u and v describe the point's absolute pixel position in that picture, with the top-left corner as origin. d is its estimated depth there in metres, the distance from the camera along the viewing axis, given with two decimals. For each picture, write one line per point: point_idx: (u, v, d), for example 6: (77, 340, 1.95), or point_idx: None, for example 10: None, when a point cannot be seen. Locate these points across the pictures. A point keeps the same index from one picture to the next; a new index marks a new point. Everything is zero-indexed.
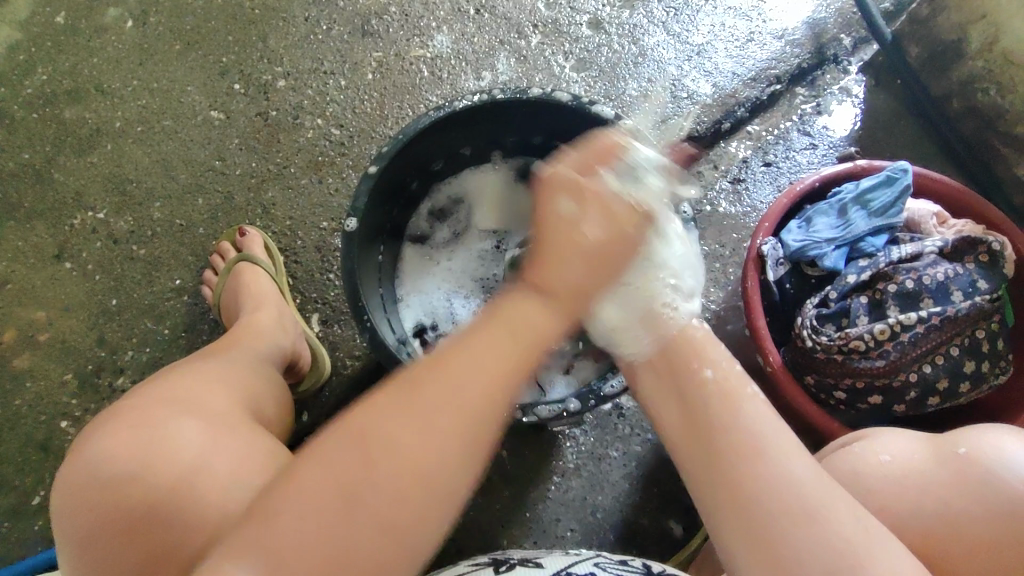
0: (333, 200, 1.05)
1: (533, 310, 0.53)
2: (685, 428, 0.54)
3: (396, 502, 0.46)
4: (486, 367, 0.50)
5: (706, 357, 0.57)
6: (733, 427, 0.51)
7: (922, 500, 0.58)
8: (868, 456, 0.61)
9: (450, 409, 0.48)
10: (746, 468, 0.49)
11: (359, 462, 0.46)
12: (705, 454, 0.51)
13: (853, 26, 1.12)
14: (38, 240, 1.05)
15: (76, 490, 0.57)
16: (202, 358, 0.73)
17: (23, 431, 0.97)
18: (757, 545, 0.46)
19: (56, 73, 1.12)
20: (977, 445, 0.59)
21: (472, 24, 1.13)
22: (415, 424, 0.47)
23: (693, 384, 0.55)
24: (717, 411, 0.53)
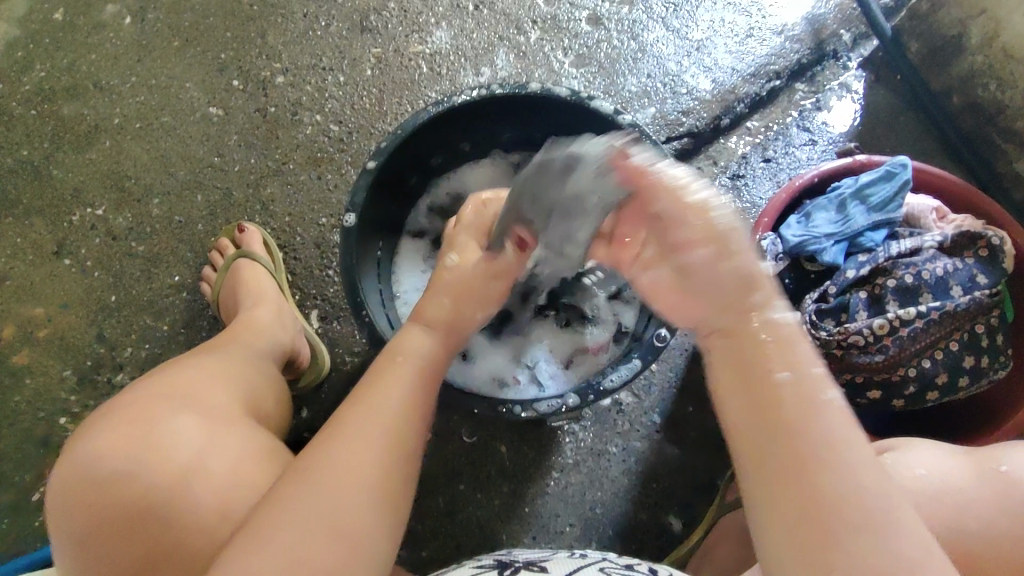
0: (332, 196, 1.05)
1: (422, 342, 0.61)
2: (749, 426, 0.43)
3: (350, 498, 0.48)
4: (399, 389, 0.56)
5: (786, 350, 0.44)
6: (810, 431, 0.42)
7: (961, 518, 0.58)
8: (905, 468, 0.61)
9: (377, 423, 0.52)
10: (816, 479, 0.41)
11: (316, 480, 0.48)
12: (768, 445, 0.43)
13: (853, 22, 1.11)
14: (37, 236, 1.05)
15: (72, 488, 0.57)
16: (200, 355, 0.72)
17: (23, 427, 0.97)
18: (819, 558, 0.39)
19: (55, 69, 1.12)
20: (1017, 462, 0.59)
21: (471, 20, 1.13)
22: (347, 442, 0.50)
23: (768, 379, 0.44)
24: (796, 404, 0.43)
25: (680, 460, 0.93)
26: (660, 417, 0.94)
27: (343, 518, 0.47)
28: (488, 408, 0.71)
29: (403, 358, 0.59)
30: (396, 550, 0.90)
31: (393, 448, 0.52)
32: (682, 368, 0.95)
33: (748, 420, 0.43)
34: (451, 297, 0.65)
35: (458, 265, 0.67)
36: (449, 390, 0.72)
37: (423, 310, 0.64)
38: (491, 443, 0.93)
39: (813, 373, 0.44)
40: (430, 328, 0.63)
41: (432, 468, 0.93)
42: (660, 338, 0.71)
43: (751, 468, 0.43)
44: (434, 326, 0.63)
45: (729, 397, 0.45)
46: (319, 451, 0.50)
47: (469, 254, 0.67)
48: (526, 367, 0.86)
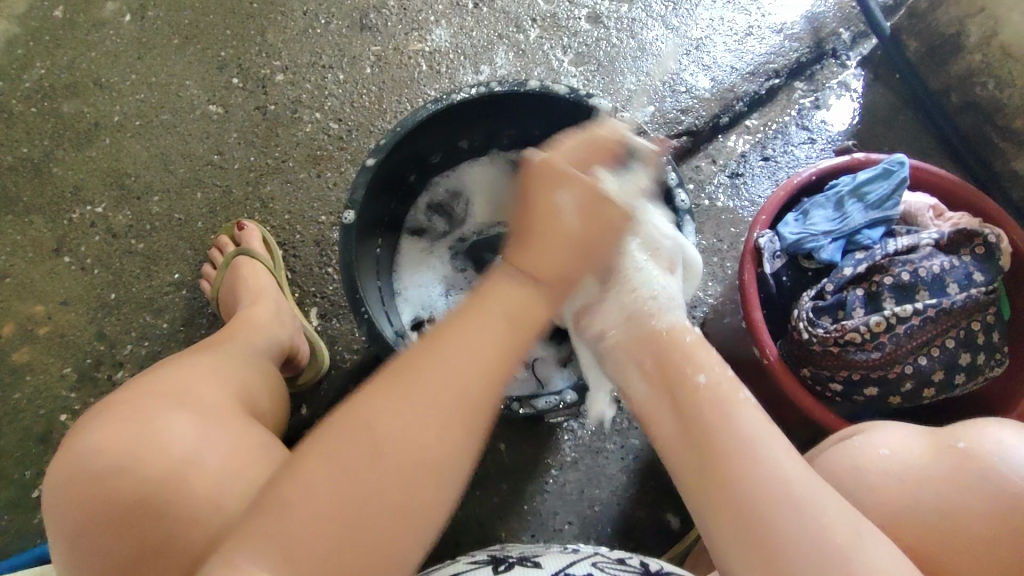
0: (332, 194, 1.05)
1: (511, 288, 0.54)
2: (675, 433, 0.53)
3: (398, 489, 0.46)
4: (461, 357, 0.50)
5: (698, 361, 0.56)
6: (726, 426, 0.50)
7: (920, 495, 0.57)
8: (867, 449, 0.61)
9: (436, 406, 0.48)
10: (732, 463, 0.48)
11: (365, 449, 0.46)
12: (689, 443, 0.51)
13: (852, 21, 1.12)
14: (37, 234, 1.05)
15: (68, 483, 0.57)
16: (200, 351, 0.73)
17: (22, 424, 0.97)
18: (751, 541, 0.46)
19: (55, 67, 1.12)
20: (975, 438, 0.59)
21: (471, 18, 1.13)
22: (411, 424, 0.47)
23: (685, 384, 0.54)
24: (711, 412, 0.52)
25: None
26: None
27: (390, 502, 0.46)
28: None
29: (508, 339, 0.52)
30: None
31: (460, 415, 0.48)
32: None
33: (675, 431, 0.53)
34: None
35: None
36: None
37: (533, 261, 0.54)
38: (489, 440, 0.93)
39: (716, 381, 0.54)
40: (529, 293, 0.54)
41: None
42: None
43: (684, 468, 0.51)
44: (541, 275, 0.54)
45: (657, 411, 0.55)
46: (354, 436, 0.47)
47: None
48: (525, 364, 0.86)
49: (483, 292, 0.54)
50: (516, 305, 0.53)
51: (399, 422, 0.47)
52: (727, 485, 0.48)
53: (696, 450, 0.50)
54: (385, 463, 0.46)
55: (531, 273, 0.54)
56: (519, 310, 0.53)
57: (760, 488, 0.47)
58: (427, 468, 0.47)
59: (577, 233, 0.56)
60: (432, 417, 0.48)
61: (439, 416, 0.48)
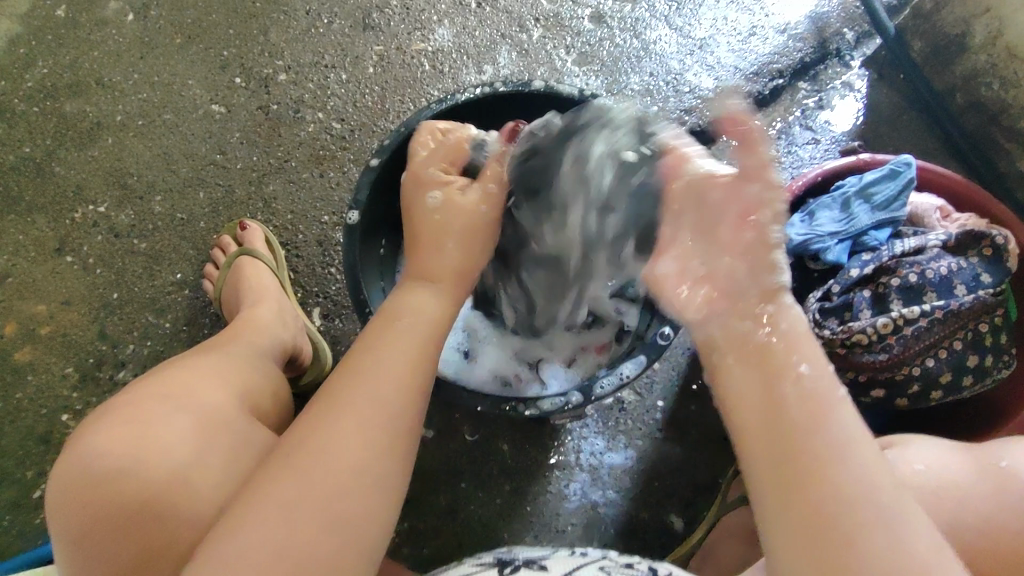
0: (334, 194, 1.05)
1: (429, 306, 0.62)
2: (757, 423, 0.49)
3: (338, 495, 0.47)
4: (390, 363, 0.55)
5: (802, 353, 0.50)
6: (816, 430, 0.46)
7: (960, 511, 0.57)
8: (904, 464, 0.60)
9: (370, 404, 0.52)
10: (831, 468, 0.45)
11: (307, 474, 0.47)
12: (772, 438, 0.47)
13: (857, 21, 1.11)
14: (39, 233, 1.05)
15: (70, 485, 0.57)
16: (204, 352, 0.73)
17: (24, 424, 0.97)
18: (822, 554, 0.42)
19: (57, 66, 1.12)
20: (1015, 458, 0.60)
21: (474, 18, 1.12)
22: (348, 426, 0.50)
23: (784, 377, 0.49)
24: (803, 407, 0.48)
25: (681, 458, 0.93)
26: (662, 416, 0.94)
27: (337, 508, 0.47)
28: (491, 406, 0.71)
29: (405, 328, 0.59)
30: (396, 547, 0.90)
31: (390, 446, 0.51)
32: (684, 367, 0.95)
33: (760, 422, 0.49)
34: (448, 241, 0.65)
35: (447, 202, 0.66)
36: (450, 387, 0.72)
37: (427, 265, 0.65)
38: (492, 441, 0.93)
39: (819, 378, 0.49)
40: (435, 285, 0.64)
41: (433, 465, 0.93)
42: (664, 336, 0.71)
43: (758, 466, 0.48)
44: (437, 279, 0.64)
45: (739, 391, 0.51)
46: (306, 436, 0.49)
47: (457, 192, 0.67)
48: (529, 365, 0.86)
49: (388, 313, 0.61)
50: (425, 330, 0.59)
51: (330, 439, 0.49)
52: (813, 494, 0.44)
53: (776, 441, 0.47)
54: (334, 477, 0.47)
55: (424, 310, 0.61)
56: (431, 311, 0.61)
57: (851, 497, 0.43)
58: (364, 483, 0.48)
59: (452, 267, 0.65)
60: (368, 417, 0.51)
61: (375, 410, 0.51)
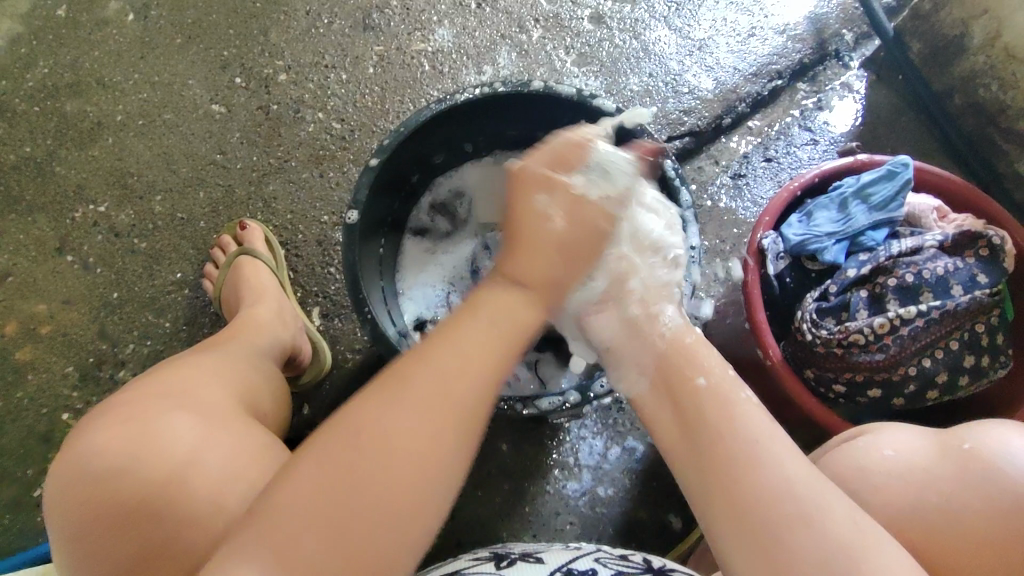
0: (334, 193, 1.05)
1: (499, 294, 0.56)
2: (681, 442, 0.53)
3: (405, 485, 0.46)
4: (464, 352, 0.52)
5: (697, 367, 0.56)
6: (719, 433, 0.51)
7: (925, 496, 0.57)
8: (869, 450, 0.61)
9: (442, 403, 0.49)
10: (741, 471, 0.48)
11: (360, 479, 0.45)
12: (700, 448, 0.51)
13: (855, 22, 1.12)
14: (40, 233, 1.05)
15: (68, 484, 0.57)
16: (202, 351, 0.73)
17: (24, 423, 0.97)
18: (764, 550, 0.45)
19: (57, 66, 1.12)
20: (981, 440, 0.58)
21: (473, 18, 1.13)
22: (410, 416, 0.48)
23: (686, 390, 0.55)
24: (714, 416, 0.52)
25: None
26: None
27: (402, 504, 0.46)
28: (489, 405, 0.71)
29: (485, 323, 0.54)
30: None
31: (458, 423, 0.49)
32: None
33: (681, 437, 0.53)
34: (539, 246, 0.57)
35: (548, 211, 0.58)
36: None
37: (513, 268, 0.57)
38: (492, 441, 0.93)
39: (715, 386, 0.54)
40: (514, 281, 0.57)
41: None
42: None
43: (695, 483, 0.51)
44: (529, 284, 0.57)
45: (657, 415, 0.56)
46: (373, 419, 0.47)
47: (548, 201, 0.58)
48: (528, 365, 0.86)
49: (470, 304, 0.56)
50: (504, 319, 0.54)
51: (383, 434, 0.47)
52: (735, 493, 0.48)
53: (700, 457, 0.51)
54: (387, 475, 0.46)
55: (521, 282, 0.57)
56: (511, 326, 0.54)
57: (768, 494, 0.47)
58: (424, 471, 0.47)
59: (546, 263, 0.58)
60: (438, 404, 0.49)
61: (445, 407, 0.49)
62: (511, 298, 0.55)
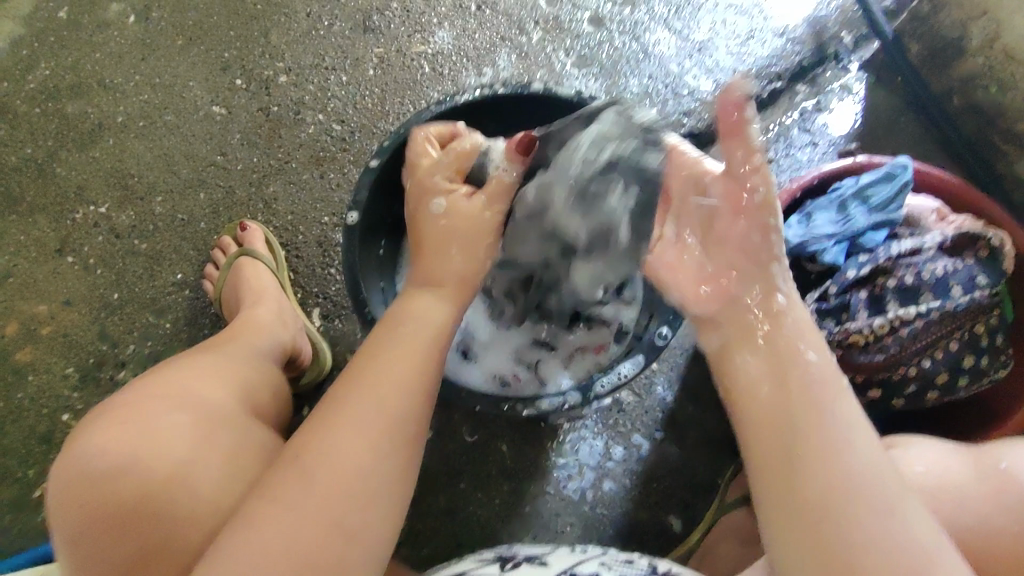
0: (335, 195, 1.05)
1: (433, 312, 0.63)
2: (766, 409, 0.52)
3: (344, 494, 0.47)
4: (392, 368, 0.55)
5: (812, 347, 0.54)
6: (810, 417, 0.49)
7: (961, 512, 0.59)
8: (904, 465, 0.61)
9: (376, 408, 0.52)
10: (821, 452, 0.47)
11: (320, 488, 0.47)
12: (784, 425, 0.50)
13: (855, 24, 1.12)
14: (40, 234, 1.05)
15: (68, 484, 0.57)
16: (205, 353, 0.73)
17: (24, 424, 0.97)
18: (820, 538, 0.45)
19: (58, 68, 1.13)
20: (1014, 460, 0.60)
21: (474, 20, 1.13)
22: (352, 429, 0.50)
23: (795, 364, 0.53)
24: (803, 398, 0.51)
25: (680, 459, 0.93)
26: (661, 417, 0.94)
27: (346, 515, 0.47)
28: (489, 406, 0.71)
29: (405, 329, 0.60)
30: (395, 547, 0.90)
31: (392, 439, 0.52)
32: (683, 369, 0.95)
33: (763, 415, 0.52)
34: (459, 245, 0.67)
35: (450, 209, 0.68)
36: (450, 387, 0.72)
37: (435, 271, 0.65)
38: (492, 442, 0.93)
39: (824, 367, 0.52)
40: (439, 292, 0.64)
41: (432, 466, 0.93)
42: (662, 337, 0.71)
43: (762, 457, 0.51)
44: (439, 283, 0.65)
45: (747, 378, 0.55)
46: (318, 440, 0.49)
47: (457, 196, 0.69)
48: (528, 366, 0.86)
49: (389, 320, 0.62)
50: (429, 326, 0.61)
51: (325, 448, 0.49)
52: (806, 475, 0.47)
53: (782, 440, 0.49)
54: (335, 487, 0.47)
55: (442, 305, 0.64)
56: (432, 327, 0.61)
57: (836, 485, 0.46)
58: (369, 486, 0.49)
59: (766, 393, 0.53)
60: (376, 420, 0.51)
61: (382, 420, 0.52)
62: (445, 314, 0.63)
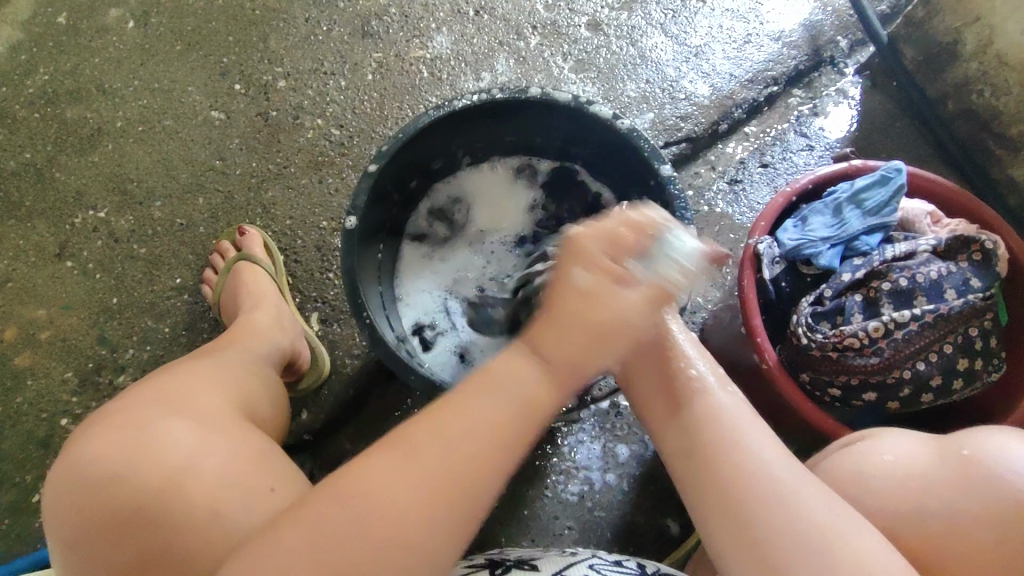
0: (333, 199, 1.06)
1: (534, 383, 0.50)
2: (671, 426, 0.58)
3: (400, 546, 0.46)
4: (468, 425, 0.49)
5: (690, 353, 0.60)
6: (709, 426, 0.55)
7: (923, 500, 0.57)
8: (870, 455, 0.62)
9: (442, 452, 0.48)
10: (716, 454, 0.53)
11: (356, 535, 0.46)
12: (683, 438, 0.56)
13: (850, 29, 1.13)
14: (39, 239, 1.06)
15: (66, 490, 0.58)
16: (199, 358, 0.73)
17: (23, 429, 0.97)
18: (743, 534, 0.49)
19: (58, 73, 1.13)
20: (980, 447, 0.58)
21: (471, 25, 1.14)
22: (412, 474, 0.48)
23: (677, 377, 0.59)
24: (697, 408, 0.57)
25: None
26: None
27: (405, 563, 0.46)
28: None
29: (499, 390, 0.50)
30: None
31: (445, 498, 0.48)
32: None
33: (674, 430, 0.57)
34: (585, 336, 0.49)
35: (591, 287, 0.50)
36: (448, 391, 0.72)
37: (550, 349, 0.50)
38: None
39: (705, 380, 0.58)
40: (539, 362, 0.50)
41: None
42: None
43: (681, 464, 0.55)
44: (553, 368, 0.50)
45: (651, 403, 0.60)
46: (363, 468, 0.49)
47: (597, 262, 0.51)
48: None
49: (484, 374, 0.51)
50: (533, 396, 0.50)
51: (363, 501, 0.47)
52: (717, 481, 0.52)
53: (689, 450, 0.55)
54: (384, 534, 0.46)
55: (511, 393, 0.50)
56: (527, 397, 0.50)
57: (741, 477, 0.51)
58: (415, 522, 0.47)
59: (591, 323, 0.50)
60: (433, 475, 0.48)
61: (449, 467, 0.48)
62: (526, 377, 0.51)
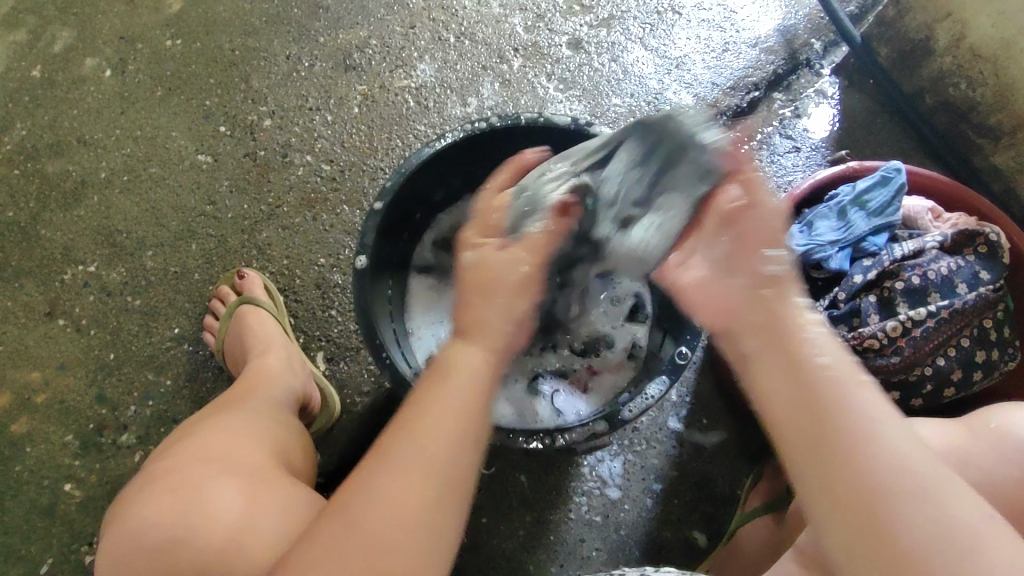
0: (330, 236, 1.04)
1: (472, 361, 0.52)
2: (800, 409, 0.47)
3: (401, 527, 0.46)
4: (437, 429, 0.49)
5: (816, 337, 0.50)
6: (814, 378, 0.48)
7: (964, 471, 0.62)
8: None
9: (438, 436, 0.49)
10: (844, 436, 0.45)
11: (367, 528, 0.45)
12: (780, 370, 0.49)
13: (822, 30, 1.15)
14: (28, 299, 1.03)
15: (123, 556, 0.56)
16: (233, 413, 0.71)
17: (25, 498, 0.94)
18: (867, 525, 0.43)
19: (35, 127, 1.11)
20: (1007, 419, 0.63)
21: (453, 52, 1.14)
22: (427, 450, 0.48)
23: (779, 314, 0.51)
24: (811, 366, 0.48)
25: (700, 472, 0.93)
26: (674, 433, 0.95)
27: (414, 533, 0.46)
28: (517, 439, 0.70)
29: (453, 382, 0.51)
30: None
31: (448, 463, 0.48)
32: (693, 380, 0.96)
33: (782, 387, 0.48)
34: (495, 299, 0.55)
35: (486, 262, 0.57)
36: None
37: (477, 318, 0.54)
38: (511, 472, 0.92)
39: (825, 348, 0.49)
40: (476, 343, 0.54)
41: None
42: (682, 354, 0.71)
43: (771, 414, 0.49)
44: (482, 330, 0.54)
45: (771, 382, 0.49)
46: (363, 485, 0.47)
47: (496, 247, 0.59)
48: (545, 397, 0.86)
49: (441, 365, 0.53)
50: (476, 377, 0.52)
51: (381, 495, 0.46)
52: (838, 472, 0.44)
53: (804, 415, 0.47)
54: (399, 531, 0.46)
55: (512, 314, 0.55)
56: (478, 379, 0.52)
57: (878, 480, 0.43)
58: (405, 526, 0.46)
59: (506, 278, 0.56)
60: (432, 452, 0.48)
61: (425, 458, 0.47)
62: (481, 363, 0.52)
